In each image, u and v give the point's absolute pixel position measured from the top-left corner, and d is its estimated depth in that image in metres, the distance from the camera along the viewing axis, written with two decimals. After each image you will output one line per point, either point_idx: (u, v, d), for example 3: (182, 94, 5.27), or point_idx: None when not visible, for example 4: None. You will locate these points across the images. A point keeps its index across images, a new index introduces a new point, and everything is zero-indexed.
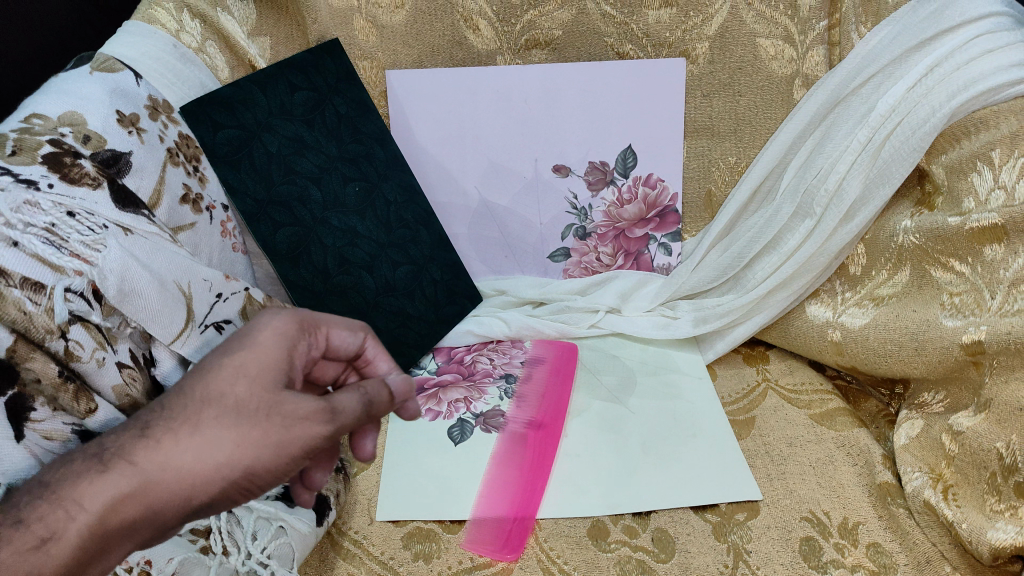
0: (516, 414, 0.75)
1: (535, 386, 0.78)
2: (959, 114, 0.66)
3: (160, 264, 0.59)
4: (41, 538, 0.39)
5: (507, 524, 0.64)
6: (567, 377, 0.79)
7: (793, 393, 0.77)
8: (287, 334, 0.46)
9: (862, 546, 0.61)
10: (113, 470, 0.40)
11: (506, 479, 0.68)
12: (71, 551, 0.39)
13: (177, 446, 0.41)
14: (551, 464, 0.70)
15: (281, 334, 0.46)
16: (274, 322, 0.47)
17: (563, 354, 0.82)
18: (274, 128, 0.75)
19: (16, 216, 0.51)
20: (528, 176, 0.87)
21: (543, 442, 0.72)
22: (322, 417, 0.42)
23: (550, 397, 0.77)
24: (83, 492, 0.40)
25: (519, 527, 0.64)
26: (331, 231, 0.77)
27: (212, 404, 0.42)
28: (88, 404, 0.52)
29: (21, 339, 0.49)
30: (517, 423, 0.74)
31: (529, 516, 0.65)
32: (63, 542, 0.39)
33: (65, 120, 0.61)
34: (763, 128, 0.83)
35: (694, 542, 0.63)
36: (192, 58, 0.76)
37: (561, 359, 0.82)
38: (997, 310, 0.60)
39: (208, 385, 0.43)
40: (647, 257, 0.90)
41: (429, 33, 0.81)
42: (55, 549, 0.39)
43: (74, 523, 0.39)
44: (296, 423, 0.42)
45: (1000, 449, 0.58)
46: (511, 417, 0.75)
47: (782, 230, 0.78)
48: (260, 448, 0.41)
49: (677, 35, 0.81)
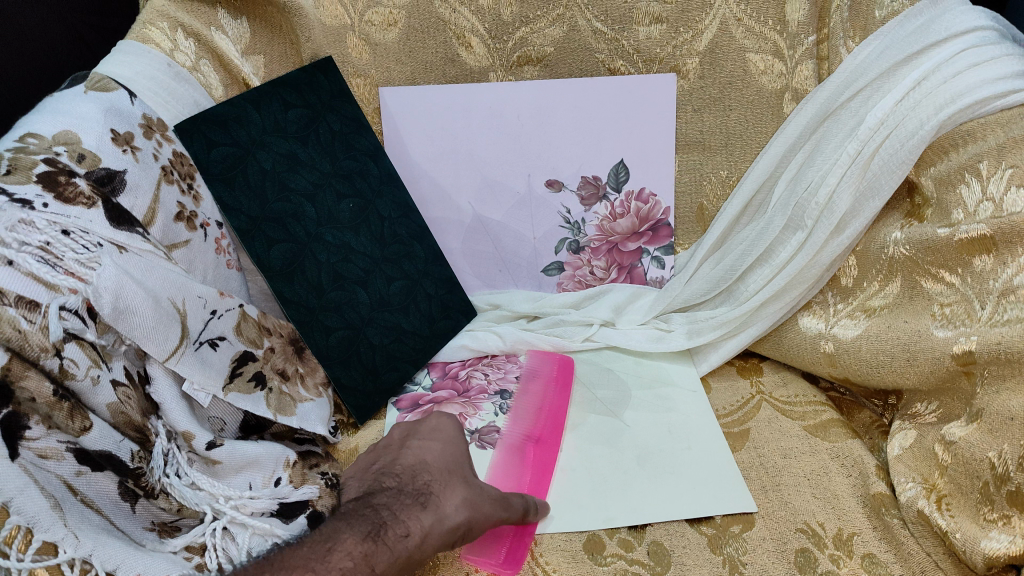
0: (512, 429, 0.75)
1: (531, 399, 0.78)
2: (947, 126, 0.66)
3: (155, 282, 0.59)
4: (397, 546, 0.53)
5: (504, 538, 0.63)
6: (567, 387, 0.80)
7: (787, 405, 0.77)
8: (461, 432, 0.67)
9: (858, 557, 0.61)
10: (428, 512, 0.56)
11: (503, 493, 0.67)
12: (403, 562, 0.53)
13: (452, 503, 0.57)
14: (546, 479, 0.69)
15: (458, 439, 0.66)
16: (446, 425, 0.67)
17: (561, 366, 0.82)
18: (267, 146, 0.75)
19: (11, 236, 0.52)
20: (521, 191, 0.87)
21: (539, 455, 0.72)
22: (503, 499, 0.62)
23: (545, 410, 0.77)
24: (413, 520, 0.55)
25: (516, 540, 0.63)
26: (325, 247, 0.77)
27: (455, 477, 0.60)
28: (83, 422, 0.52)
29: (16, 356, 0.49)
30: (513, 438, 0.74)
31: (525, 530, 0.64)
32: (407, 549, 0.53)
33: (60, 140, 0.61)
34: (754, 142, 0.83)
35: (690, 555, 0.63)
36: (186, 77, 0.77)
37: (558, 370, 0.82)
38: (988, 320, 0.60)
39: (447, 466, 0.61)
40: (639, 270, 0.90)
41: (422, 51, 0.82)
42: (403, 552, 0.53)
43: (412, 537, 0.54)
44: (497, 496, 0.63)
45: (992, 459, 0.57)
46: (506, 433, 0.74)
47: (774, 242, 0.78)
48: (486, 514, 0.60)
49: (668, 51, 0.81)
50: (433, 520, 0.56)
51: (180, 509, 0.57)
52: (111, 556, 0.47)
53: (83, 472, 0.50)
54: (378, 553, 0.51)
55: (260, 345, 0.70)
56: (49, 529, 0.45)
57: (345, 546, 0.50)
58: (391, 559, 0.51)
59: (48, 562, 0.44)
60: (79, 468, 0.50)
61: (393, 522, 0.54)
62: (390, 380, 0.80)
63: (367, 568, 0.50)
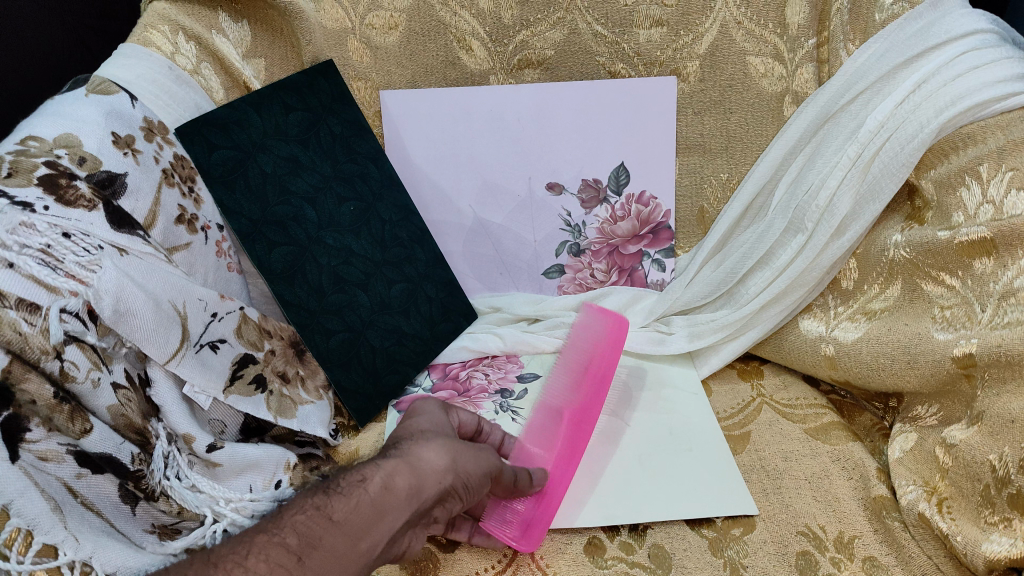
0: (556, 390, 0.74)
1: (579, 356, 0.76)
2: (946, 129, 0.66)
3: (156, 284, 0.59)
4: (354, 491, 0.49)
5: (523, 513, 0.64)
6: (612, 348, 0.76)
7: (788, 408, 0.77)
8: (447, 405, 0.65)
9: (859, 561, 0.61)
10: (391, 457, 0.52)
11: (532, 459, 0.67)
12: (371, 503, 0.48)
13: (419, 448, 0.54)
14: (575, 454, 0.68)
15: (438, 413, 0.62)
16: (428, 404, 0.63)
17: (602, 324, 0.78)
18: (269, 149, 0.75)
19: (12, 238, 0.52)
20: (521, 195, 0.88)
21: (578, 422, 0.71)
22: None
23: (590, 374, 0.74)
24: (374, 466, 0.51)
25: (535, 517, 0.63)
26: (325, 250, 0.77)
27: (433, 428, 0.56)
28: (83, 424, 0.52)
29: (17, 359, 0.49)
30: (556, 402, 0.73)
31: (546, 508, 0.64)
32: (368, 491, 0.49)
33: (61, 143, 0.61)
34: (754, 145, 0.83)
35: (691, 558, 0.63)
36: (187, 80, 0.77)
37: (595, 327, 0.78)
38: (988, 323, 0.60)
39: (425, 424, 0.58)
40: (640, 273, 0.90)
41: (422, 54, 0.82)
42: (362, 495, 0.48)
43: (373, 479, 0.50)
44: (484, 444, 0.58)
45: (993, 462, 0.57)
46: (547, 397, 0.74)
47: (774, 245, 0.78)
48: (467, 455, 0.55)
49: (668, 54, 0.82)
50: (397, 461, 0.52)
51: (180, 511, 0.57)
52: (111, 559, 0.47)
53: (84, 474, 0.50)
54: (331, 503, 0.48)
55: (260, 347, 0.70)
56: (50, 532, 0.45)
57: (298, 512, 0.48)
58: (346, 505, 0.48)
59: (48, 565, 0.44)
60: (80, 470, 0.50)
61: (353, 473, 0.51)
62: (390, 383, 0.80)
63: (321, 518, 0.47)
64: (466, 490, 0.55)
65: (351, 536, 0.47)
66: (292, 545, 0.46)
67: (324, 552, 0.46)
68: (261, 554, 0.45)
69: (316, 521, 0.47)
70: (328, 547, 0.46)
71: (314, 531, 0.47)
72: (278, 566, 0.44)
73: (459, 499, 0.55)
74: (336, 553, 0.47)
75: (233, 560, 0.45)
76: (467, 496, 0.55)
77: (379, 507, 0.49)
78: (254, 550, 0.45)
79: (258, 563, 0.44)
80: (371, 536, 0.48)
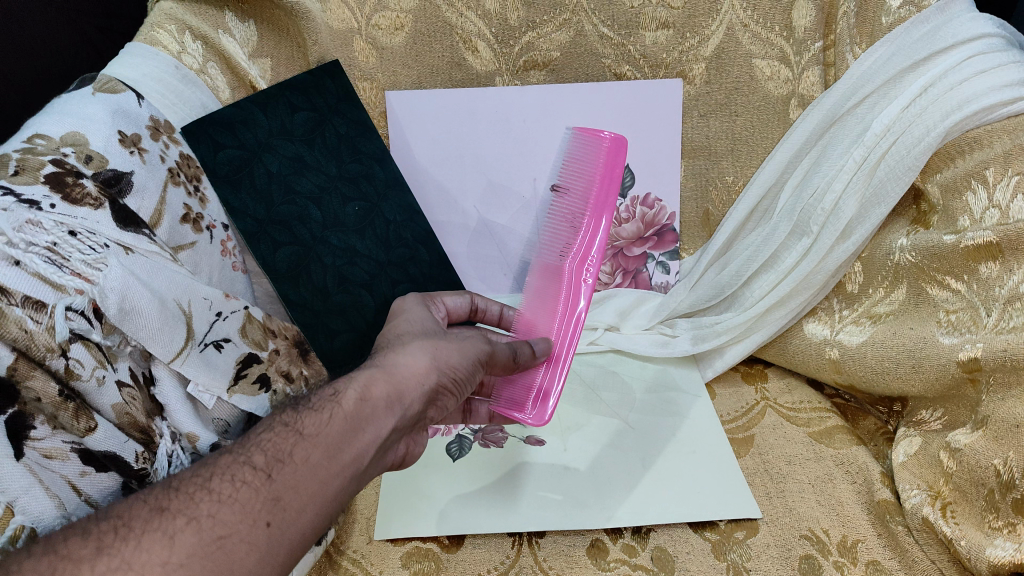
0: (552, 246, 0.67)
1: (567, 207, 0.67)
2: (953, 133, 0.66)
3: (161, 283, 0.59)
4: (326, 404, 0.49)
5: (536, 383, 0.64)
6: (609, 172, 0.64)
7: (792, 412, 0.77)
8: (424, 306, 0.68)
9: (862, 564, 0.61)
10: (365, 368, 0.53)
11: (534, 327, 0.66)
12: (343, 416, 0.48)
13: (393, 358, 0.55)
14: (580, 308, 0.64)
15: (420, 308, 0.67)
16: (411, 304, 0.67)
17: (595, 153, 0.65)
18: (275, 148, 0.76)
19: (18, 236, 0.52)
20: (526, 196, 0.87)
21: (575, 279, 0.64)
22: (481, 344, 0.60)
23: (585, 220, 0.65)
24: (345, 382, 0.51)
25: (543, 383, 0.64)
26: (330, 250, 0.78)
27: (405, 341, 0.58)
28: (88, 422, 0.51)
29: (22, 357, 0.49)
30: (553, 260, 0.66)
31: (554, 372, 0.63)
32: (342, 402, 0.49)
33: (68, 140, 0.61)
34: (760, 148, 0.83)
35: (694, 561, 0.62)
36: (193, 79, 0.77)
37: (590, 157, 0.66)
38: (994, 328, 0.59)
39: (398, 336, 0.59)
40: (645, 275, 0.90)
41: (428, 55, 0.83)
42: (335, 409, 0.48)
43: (346, 392, 0.50)
44: (467, 336, 0.61)
45: (997, 467, 0.57)
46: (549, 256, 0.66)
47: (779, 249, 0.78)
48: (445, 354, 0.57)
49: (674, 56, 0.82)
50: (370, 372, 0.52)
51: None
52: None
53: (88, 472, 0.50)
54: (302, 420, 0.48)
55: (264, 347, 0.69)
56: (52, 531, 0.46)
57: (265, 431, 0.47)
58: (319, 419, 0.48)
59: None
60: (83, 468, 0.50)
61: (324, 391, 0.51)
62: None
63: (290, 434, 0.47)
64: (448, 388, 0.57)
65: (326, 449, 0.46)
66: (258, 464, 0.44)
67: (295, 467, 0.44)
68: (225, 475, 0.43)
69: (284, 440, 0.46)
70: (300, 459, 0.45)
71: (282, 448, 0.45)
72: (245, 483, 0.43)
73: (445, 396, 0.57)
74: (309, 463, 0.45)
75: (196, 482, 0.43)
76: (453, 391, 0.57)
77: (353, 420, 0.48)
78: (217, 472, 0.43)
79: (223, 484, 0.43)
80: (347, 447, 0.47)
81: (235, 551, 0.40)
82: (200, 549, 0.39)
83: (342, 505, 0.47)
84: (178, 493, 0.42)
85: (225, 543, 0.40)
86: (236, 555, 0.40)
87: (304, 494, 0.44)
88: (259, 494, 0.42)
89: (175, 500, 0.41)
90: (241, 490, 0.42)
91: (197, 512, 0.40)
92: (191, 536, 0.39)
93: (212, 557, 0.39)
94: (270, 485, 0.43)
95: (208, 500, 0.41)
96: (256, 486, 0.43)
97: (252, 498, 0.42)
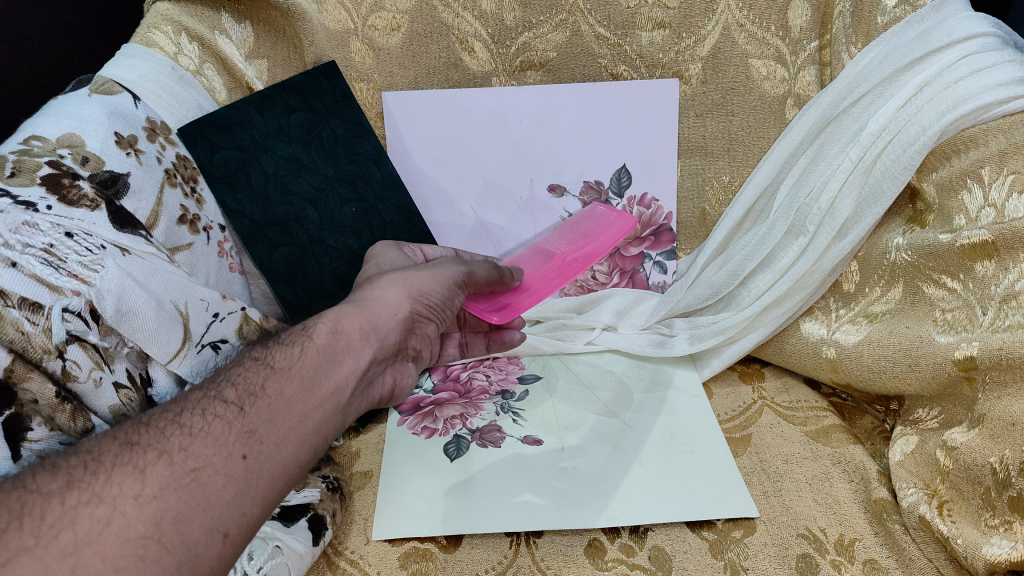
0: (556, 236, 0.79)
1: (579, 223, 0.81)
2: (948, 132, 0.66)
3: (157, 284, 0.59)
4: (298, 338, 0.54)
5: (507, 303, 0.69)
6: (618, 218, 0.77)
7: (789, 410, 0.77)
8: (398, 252, 0.73)
9: (859, 563, 0.60)
10: (336, 307, 0.58)
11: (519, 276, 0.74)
12: (316, 348, 0.53)
13: (365, 295, 0.60)
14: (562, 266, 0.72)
15: (393, 250, 0.73)
16: (387, 250, 0.73)
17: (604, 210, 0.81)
18: (271, 150, 0.78)
19: (14, 237, 0.52)
20: (523, 196, 0.87)
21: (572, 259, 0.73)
22: (449, 284, 0.64)
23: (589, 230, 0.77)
24: (315, 320, 0.56)
25: (517, 301, 0.68)
26: (327, 250, 0.80)
27: (373, 282, 0.63)
28: (84, 423, 0.52)
29: (19, 358, 0.49)
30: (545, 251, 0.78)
31: (528, 297, 0.69)
32: (316, 334, 0.54)
33: (64, 142, 0.61)
34: (757, 147, 0.84)
35: (692, 560, 0.62)
36: (190, 80, 0.77)
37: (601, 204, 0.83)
38: (990, 326, 0.60)
39: (365, 282, 0.64)
40: (642, 274, 0.90)
41: (425, 56, 0.83)
42: (307, 343, 0.53)
43: (319, 327, 0.55)
44: (440, 265, 0.66)
45: (994, 465, 0.57)
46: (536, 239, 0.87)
47: (777, 248, 0.78)
48: (419, 283, 0.63)
49: (670, 57, 0.82)
50: (342, 309, 0.57)
51: None
52: None
53: None
54: (273, 355, 0.52)
55: None
56: None
57: (234, 369, 0.51)
58: (292, 352, 0.52)
59: None
60: None
61: (297, 327, 0.55)
62: None
63: (260, 368, 0.51)
64: (425, 315, 0.62)
65: (299, 380, 0.50)
66: (230, 398, 0.47)
67: (266, 402, 0.48)
68: (195, 411, 0.46)
69: (256, 376, 0.50)
70: (272, 392, 0.49)
71: (253, 383, 0.49)
72: (217, 417, 0.46)
73: (423, 322, 0.63)
74: (283, 394, 0.49)
75: (166, 418, 0.45)
76: (430, 317, 0.63)
77: (326, 351, 0.53)
78: (188, 408, 0.46)
79: (194, 419, 0.45)
80: (322, 379, 0.52)
81: (211, 483, 0.42)
82: (175, 482, 0.41)
83: (322, 433, 0.50)
84: (147, 429, 0.44)
85: (200, 475, 0.42)
86: (212, 487, 0.42)
87: (276, 424, 0.47)
88: (232, 428, 0.45)
89: (145, 436, 0.43)
90: (213, 424, 0.45)
91: (168, 446, 0.43)
92: (163, 470, 0.41)
93: (188, 488, 0.41)
94: (243, 418, 0.46)
95: (180, 434, 0.44)
96: (228, 419, 0.46)
97: (224, 432, 0.45)
